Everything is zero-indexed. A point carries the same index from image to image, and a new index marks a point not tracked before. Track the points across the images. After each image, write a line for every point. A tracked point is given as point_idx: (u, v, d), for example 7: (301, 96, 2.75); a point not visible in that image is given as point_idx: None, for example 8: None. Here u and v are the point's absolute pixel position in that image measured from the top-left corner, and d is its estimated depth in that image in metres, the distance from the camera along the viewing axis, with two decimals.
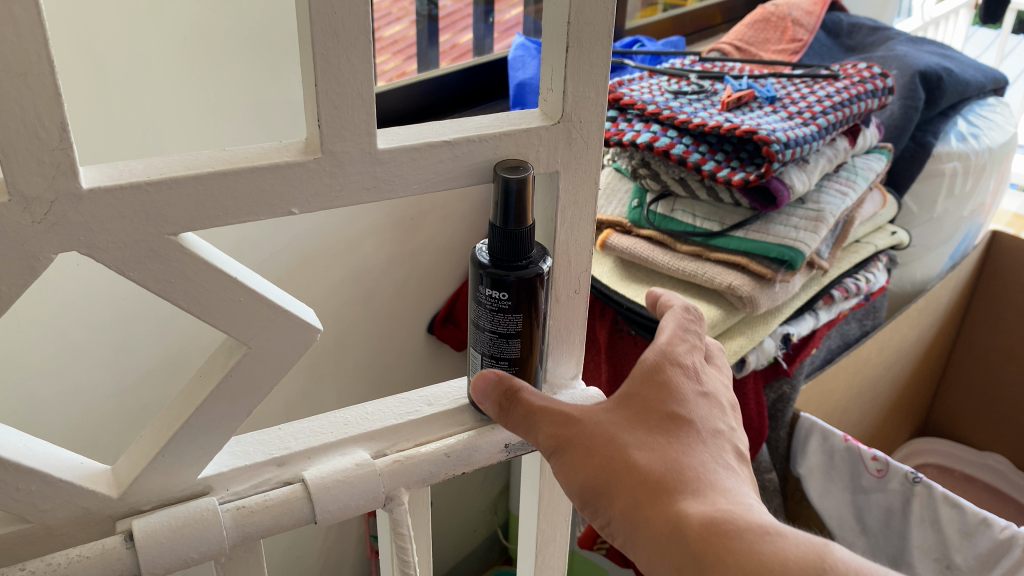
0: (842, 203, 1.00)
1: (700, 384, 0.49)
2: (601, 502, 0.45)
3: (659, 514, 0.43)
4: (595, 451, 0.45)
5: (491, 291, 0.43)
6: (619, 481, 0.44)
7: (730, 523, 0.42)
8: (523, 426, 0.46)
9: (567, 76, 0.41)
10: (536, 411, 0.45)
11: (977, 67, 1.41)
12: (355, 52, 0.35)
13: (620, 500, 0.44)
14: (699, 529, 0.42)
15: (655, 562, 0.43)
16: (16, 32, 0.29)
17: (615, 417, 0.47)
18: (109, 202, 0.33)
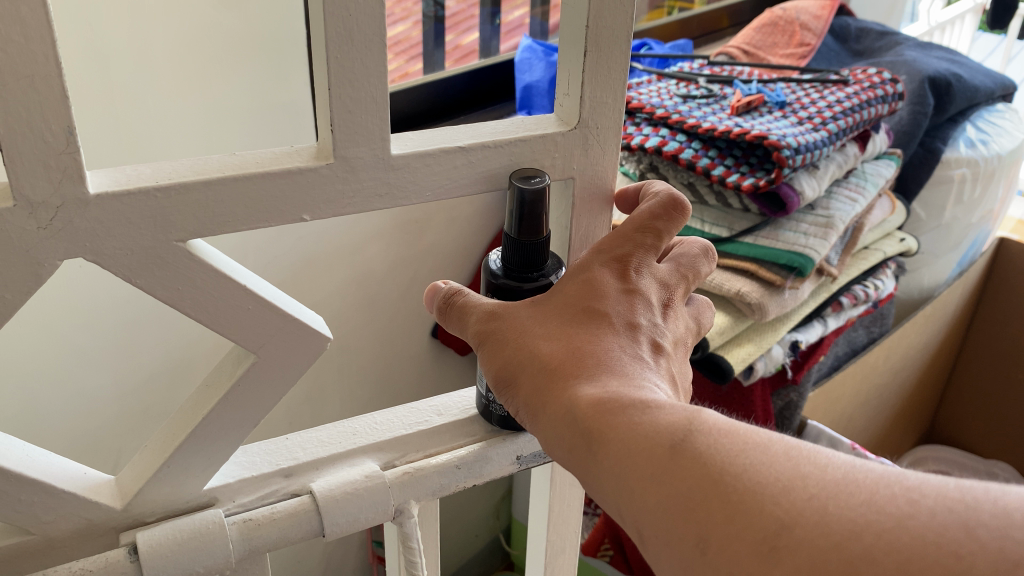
0: (853, 210, 0.99)
1: (632, 268, 0.41)
2: (503, 390, 0.40)
3: (556, 396, 0.37)
4: (504, 338, 0.39)
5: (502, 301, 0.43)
6: (518, 366, 0.39)
7: (618, 397, 0.35)
8: (458, 320, 0.41)
9: (584, 80, 0.40)
10: (466, 306, 0.41)
11: (986, 73, 1.40)
12: (370, 55, 0.34)
13: (521, 386, 0.39)
14: (584, 408, 0.35)
15: (551, 447, 0.37)
16: (22, 33, 0.28)
17: (534, 300, 0.40)
18: (117, 207, 0.32)
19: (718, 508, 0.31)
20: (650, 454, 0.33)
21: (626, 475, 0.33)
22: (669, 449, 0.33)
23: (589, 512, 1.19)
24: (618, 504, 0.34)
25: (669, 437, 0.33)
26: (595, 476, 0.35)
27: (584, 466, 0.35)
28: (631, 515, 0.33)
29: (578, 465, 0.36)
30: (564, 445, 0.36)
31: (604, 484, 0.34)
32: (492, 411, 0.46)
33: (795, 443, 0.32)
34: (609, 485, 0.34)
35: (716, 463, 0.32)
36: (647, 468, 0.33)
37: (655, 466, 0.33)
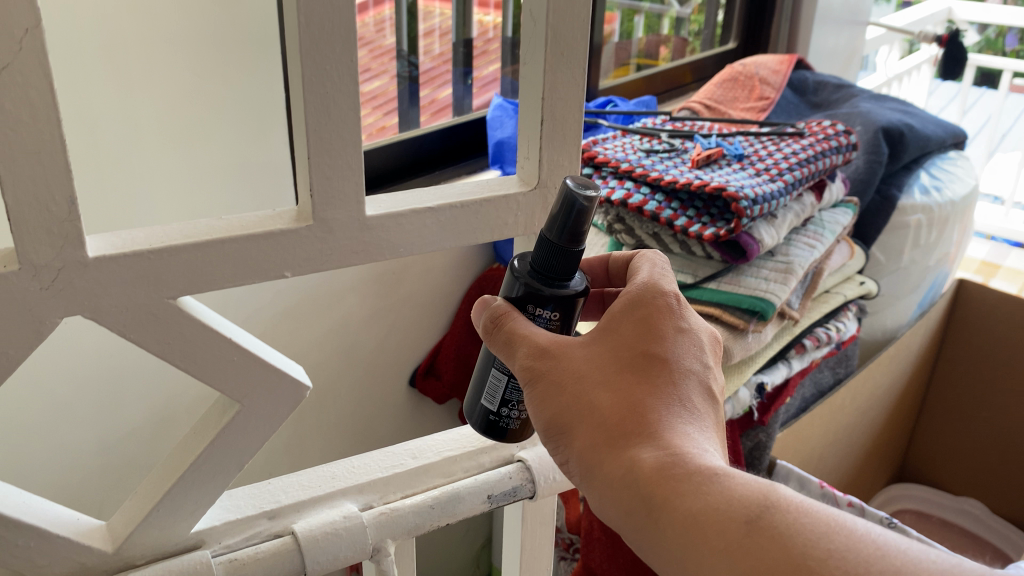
0: (811, 255, 1.03)
1: (688, 318, 0.42)
2: (555, 437, 0.40)
3: (622, 453, 0.38)
4: (563, 386, 0.40)
5: (536, 309, 0.43)
6: (577, 417, 0.39)
7: (688, 468, 0.36)
8: (504, 348, 0.42)
9: (542, 145, 0.45)
10: (514, 333, 0.41)
11: (937, 123, 1.47)
12: (345, 127, 0.38)
13: (578, 438, 0.39)
14: (653, 477, 0.36)
15: (610, 505, 0.38)
16: (32, 114, 0.31)
17: (586, 345, 0.41)
18: (113, 269, 0.35)
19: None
20: (726, 530, 0.34)
21: (697, 545, 0.34)
22: (745, 527, 0.34)
23: (566, 558, 1.09)
24: (681, 571, 0.35)
25: (745, 518, 0.34)
26: (661, 541, 0.36)
27: (647, 530, 0.36)
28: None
29: (640, 528, 0.37)
30: (625, 503, 0.37)
31: (671, 553, 0.35)
32: (494, 424, 0.46)
33: (873, 527, 0.33)
34: (676, 556, 0.35)
35: (793, 551, 0.33)
36: (724, 544, 0.34)
37: (730, 542, 0.34)
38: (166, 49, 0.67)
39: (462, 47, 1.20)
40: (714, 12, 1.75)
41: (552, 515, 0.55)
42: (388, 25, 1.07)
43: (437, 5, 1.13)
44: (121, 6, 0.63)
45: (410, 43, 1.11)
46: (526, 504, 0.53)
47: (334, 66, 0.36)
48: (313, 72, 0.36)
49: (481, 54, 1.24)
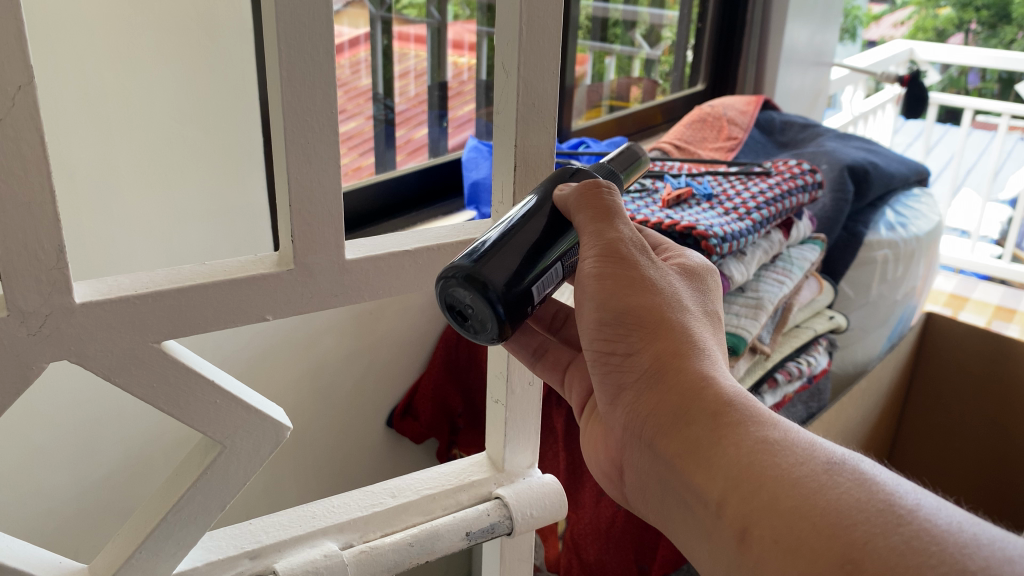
0: (780, 291, 1.05)
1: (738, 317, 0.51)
2: (625, 329, 0.45)
3: (696, 368, 0.44)
4: (644, 294, 0.45)
5: None
6: (660, 323, 0.45)
7: (756, 405, 0.42)
8: (595, 223, 0.46)
9: (515, 191, 0.48)
10: (610, 209, 0.46)
11: (901, 161, 1.51)
12: (326, 175, 0.39)
13: (655, 342, 0.45)
14: (726, 397, 0.42)
15: (669, 411, 0.43)
16: (23, 165, 0.32)
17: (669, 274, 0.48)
18: (100, 314, 0.36)
19: (840, 510, 0.37)
20: (791, 454, 0.39)
21: (764, 453, 0.40)
22: (817, 462, 0.39)
23: None
24: (733, 475, 0.40)
25: (810, 449, 0.40)
26: (716, 440, 0.41)
27: (702, 429, 0.42)
28: (744, 472, 0.40)
29: (697, 429, 0.42)
30: (692, 405, 0.43)
31: (726, 452, 0.41)
32: (523, 303, 0.44)
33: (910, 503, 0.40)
34: (733, 456, 0.40)
35: (864, 488, 0.37)
36: (786, 460, 0.39)
37: (796, 461, 0.39)
38: (147, 96, 0.68)
39: (437, 90, 1.23)
40: (682, 53, 1.80)
41: (531, 552, 0.56)
42: (364, 66, 1.10)
43: (411, 48, 1.17)
44: (103, 55, 0.64)
45: (386, 85, 1.14)
46: (504, 541, 0.54)
47: (315, 118, 0.38)
48: (295, 123, 0.37)
49: (455, 95, 1.27)
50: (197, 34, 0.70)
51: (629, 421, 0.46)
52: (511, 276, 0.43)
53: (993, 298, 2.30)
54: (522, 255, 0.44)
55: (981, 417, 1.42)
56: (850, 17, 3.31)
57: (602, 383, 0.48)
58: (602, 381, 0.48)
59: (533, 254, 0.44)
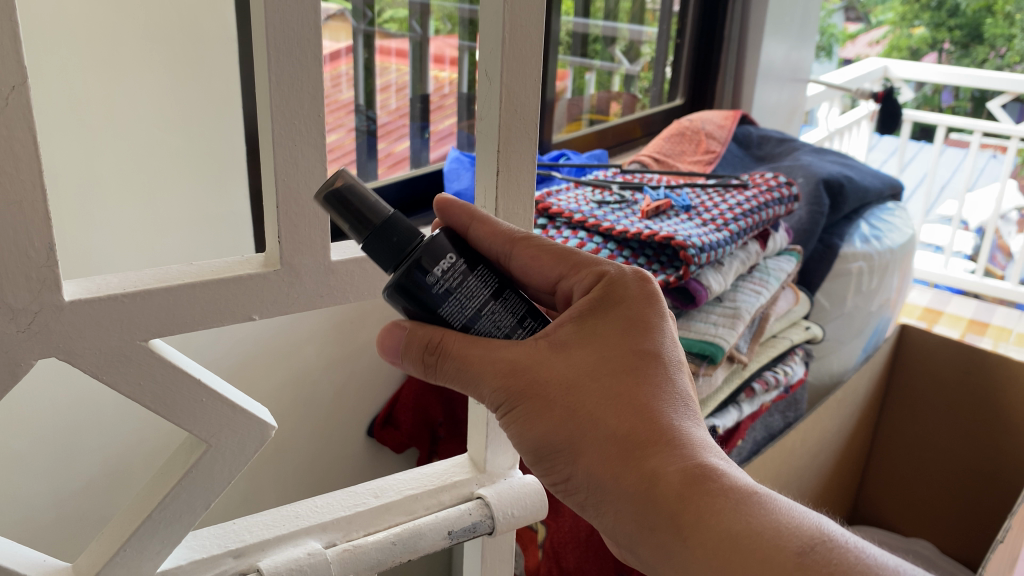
0: (757, 301, 1.07)
1: (657, 315, 0.45)
2: (552, 460, 0.44)
3: (635, 469, 0.42)
4: (551, 404, 0.43)
5: (443, 266, 0.42)
6: (579, 444, 0.43)
7: (715, 486, 0.41)
8: (473, 384, 0.43)
9: (498, 197, 0.49)
10: (469, 363, 0.42)
11: (875, 175, 1.54)
12: (312, 178, 0.40)
13: (582, 458, 0.43)
14: (682, 489, 0.41)
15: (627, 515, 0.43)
16: (15, 164, 0.33)
17: (556, 364, 0.43)
18: (88, 312, 0.37)
19: None
20: (764, 549, 0.40)
21: (723, 554, 0.40)
22: (787, 554, 0.39)
23: None
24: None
25: (780, 538, 0.40)
26: (683, 548, 0.41)
27: (663, 538, 0.42)
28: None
29: (658, 539, 0.42)
30: (647, 513, 0.42)
31: (689, 563, 0.41)
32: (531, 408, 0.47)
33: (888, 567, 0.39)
34: (702, 560, 0.40)
35: None
36: (753, 559, 0.40)
37: (766, 557, 0.39)
38: (131, 104, 0.68)
39: (419, 102, 1.24)
40: (661, 69, 1.83)
41: (511, 552, 0.57)
42: (344, 80, 1.11)
43: (393, 62, 1.18)
44: (88, 63, 0.65)
45: (367, 97, 1.15)
46: (485, 540, 0.55)
47: (302, 122, 0.39)
48: (283, 126, 0.38)
49: (436, 108, 1.28)
50: (182, 43, 0.71)
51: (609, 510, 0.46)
52: None
53: (967, 312, 2.34)
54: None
55: (958, 429, 1.41)
56: (825, 35, 3.37)
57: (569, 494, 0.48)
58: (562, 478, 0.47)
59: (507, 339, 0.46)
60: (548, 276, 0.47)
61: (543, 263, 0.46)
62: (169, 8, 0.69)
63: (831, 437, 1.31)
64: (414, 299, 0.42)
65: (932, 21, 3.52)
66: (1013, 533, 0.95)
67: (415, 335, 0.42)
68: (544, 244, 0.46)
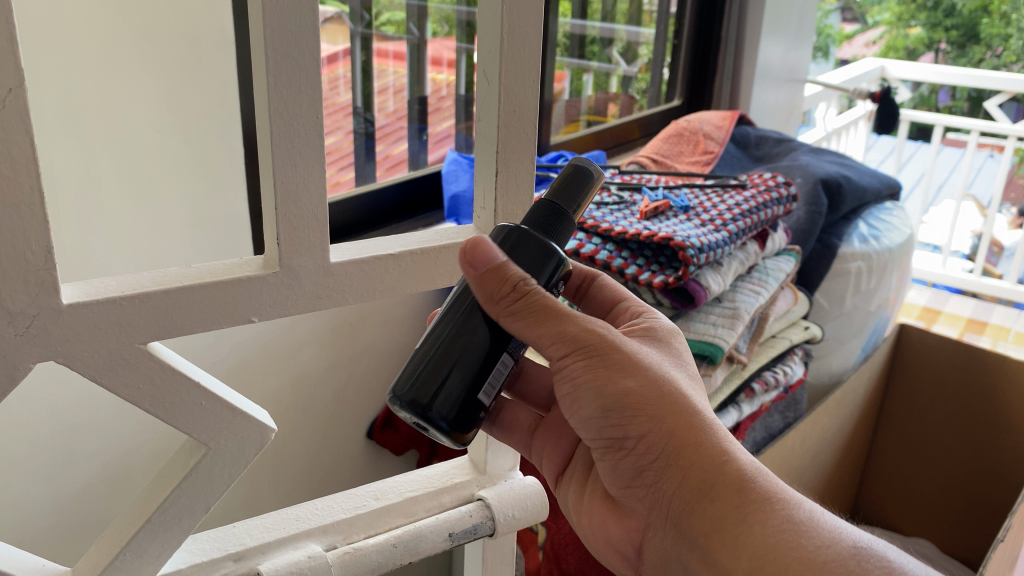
0: (756, 301, 1.07)
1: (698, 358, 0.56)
2: (623, 421, 0.49)
3: (710, 445, 0.48)
4: (641, 370, 0.49)
5: (557, 286, 0.49)
6: (665, 407, 0.49)
7: (772, 480, 0.48)
8: (552, 327, 0.46)
9: (497, 197, 0.49)
10: (557, 309, 0.46)
11: (873, 174, 1.54)
12: (311, 180, 0.40)
13: (666, 421, 0.48)
14: (747, 472, 0.48)
15: (685, 490, 0.48)
16: (13, 167, 0.32)
17: (645, 349, 0.50)
18: (86, 315, 0.37)
19: None
20: (819, 537, 0.46)
21: (791, 531, 0.45)
22: (842, 545, 0.45)
23: None
24: (758, 552, 0.46)
25: (833, 534, 0.46)
26: (743, 518, 0.46)
27: (726, 508, 0.47)
28: (770, 550, 0.45)
29: (720, 508, 0.47)
30: (715, 483, 0.47)
31: (751, 530, 0.46)
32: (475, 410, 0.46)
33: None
34: (762, 534, 0.46)
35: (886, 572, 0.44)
36: (808, 541, 0.45)
37: (822, 542, 0.45)
38: (127, 106, 0.68)
39: (416, 105, 1.24)
40: (658, 71, 1.83)
41: (511, 554, 0.57)
42: (343, 82, 1.11)
43: (390, 64, 1.18)
44: (85, 65, 0.64)
45: (365, 99, 1.15)
46: (486, 541, 0.55)
47: (301, 123, 0.39)
48: (281, 127, 0.38)
49: (434, 111, 1.28)
50: (179, 46, 0.71)
51: (652, 499, 0.51)
52: (457, 397, 0.45)
53: (965, 311, 2.34)
54: (463, 358, 0.45)
55: (957, 428, 1.41)
56: (823, 36, 3.37)
57: (609, 470, 0.52)
58: (608, 466, 0.52)
59: (493, 353, 0.46)
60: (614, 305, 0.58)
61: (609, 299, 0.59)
62: (166, 10, 0.69)
63: (831, 437, 1.31)
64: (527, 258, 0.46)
65: (928, 22, 3.52)
66: (1014, 531, 0.95)
67: (507, 272, 0.44)
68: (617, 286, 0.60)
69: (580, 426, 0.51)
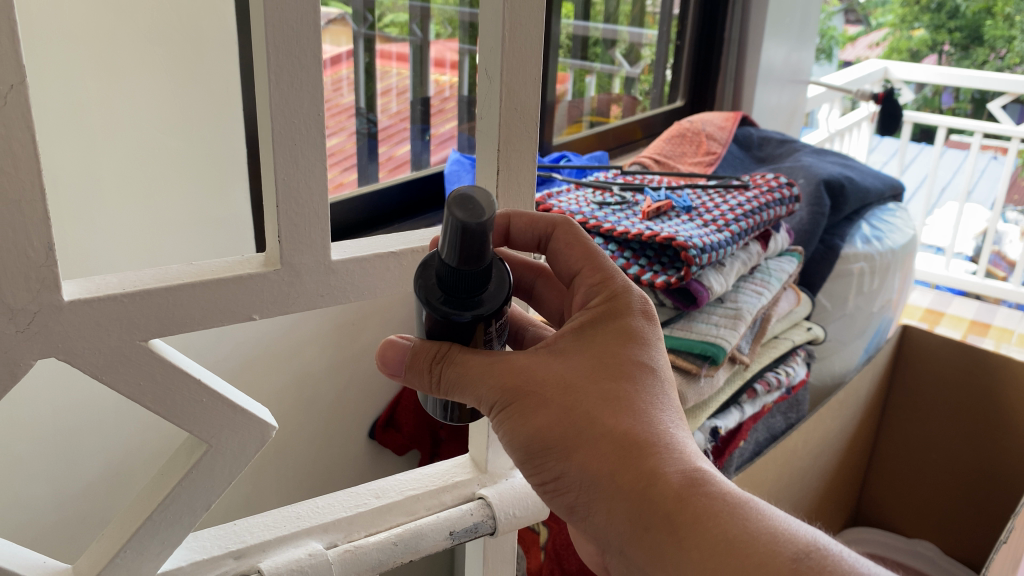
0: (759, 301, 1.07)
1: (651, 327, 0.46)
2: (540, 462, 0.44)
3: (631, 471, 0.42)
4: (547, 399, 0.43)
5: (496, 324, 0.43)
6: (573, 439, 0.42)
7: (712, 490, 0.41)
8: (460, 389, 0.43)
9: (499, 195, 0.49)
10: (467, 367, 0.43)
11: (876, 175, 1.54)
12: (312, 178, 0.40)
13: (576, 456, 0.43)
14: (678, 490, 0.41)
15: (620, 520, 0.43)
16: (14, 164, 0.32)
17: (555, 365, 0.44)
18: (87, 312, 0.37)
19: None
20: (760, 554, 0.40)
21: (723, 562, 0.40)
22: (782, 559, 0.39)
23: None
24: None
25: (775, 542, 0.40)
26: (675, 552, 0.41)
27: (658, 538, 0.41)
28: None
29: (653, 540, 0.41)
30: (643, 514, 0.41)
31: (686, 563, 0.40)
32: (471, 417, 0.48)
33: None
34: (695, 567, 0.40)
35: None
36: (750, 564, 0.39)
37: (762, 563, 0.39)
38: (129, 105, 0.68)
39: (419, 105, 1.25)
40: (661, 72, 1.83)
41: (512, 553, 0.57)
42: (346, 83, 1.11)
43: (393, 65, 1.18)
44: (86, 64, 0.65)
45: (369, 100, 1.15)
46: (487, 540, 0.55)
47: (303, 121, 0.39)
48: (283, 125, 0.38)
49: (437, 112, 1.28)
50: (181, 45, 0.71)
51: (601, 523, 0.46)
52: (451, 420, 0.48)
53: (968, 313, 2.34)
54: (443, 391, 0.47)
55: (959, 429, 1.41)
56: (826, 38, 3.37)
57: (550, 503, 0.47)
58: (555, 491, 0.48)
59: None
60: (570, 267, 0.49)
61: (573, 253, 0.49)
62: (167, 9, 0.69)
63: (833, 437, 1.31)
64: (447, 329, 0.43)
65: (931, 23, 3.52)
66: None
67: (417, 354, 0.43)
68: (580, 236, 0.49)
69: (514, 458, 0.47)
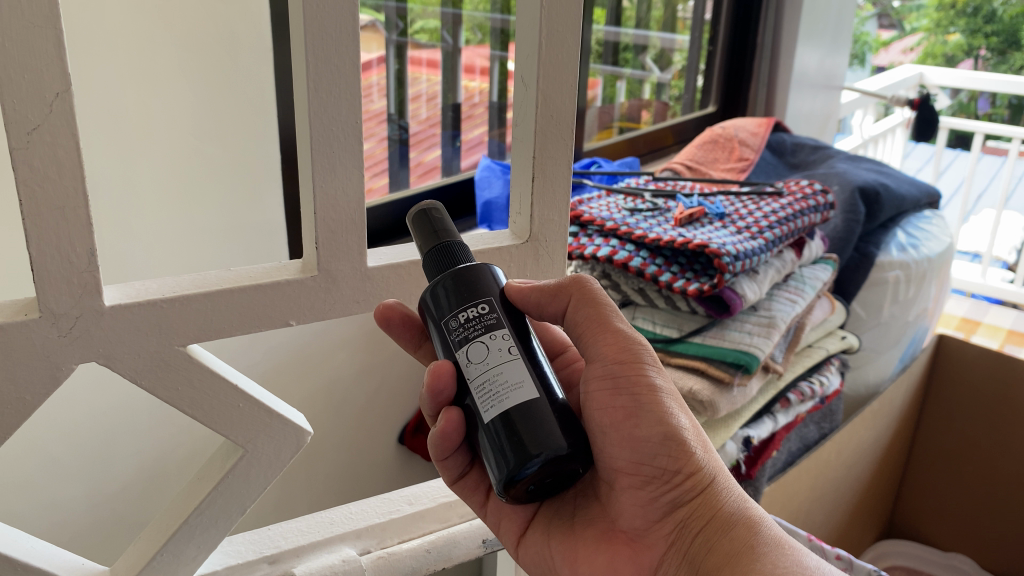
0: (792, 310, 1.06)
1: None
2: (676, 452, 0.47)
3: (735, 489, 0.48)
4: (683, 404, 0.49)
5: None
6: (703, 444, 0.48)
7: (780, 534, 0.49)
8: (614, 338, 0.47)
9: (533, 202, 0.49)
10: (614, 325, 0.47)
11: (912, 182, 1.51)
12: (350, 185, 0.40)
13: (703, 454, 0.48)
14: (768, 518, 0.48)
15: (718, 525, 0.47)
16: (58, 171, 0.33)
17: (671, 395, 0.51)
18: (127, 316, 0.37)
19: None
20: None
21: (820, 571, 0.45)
22: None
23: None
24: None
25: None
26: (758, 555, 0.45)
27: (761, 542, 0.46)
28: None
29: (757, 543, 0.46)
30: (743, 522, 0.47)
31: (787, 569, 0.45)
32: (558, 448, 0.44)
33: None
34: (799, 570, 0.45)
35: None
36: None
37: None
38: (167, 112, 0.69)
39: (450, 111, 1.25)
40: (693, 78, 1.82)
41: None
42: (377, 89, 1.12)
43: (423, 72, 1.18)
44: (126, 71, 0.65)
45: (399, 106, 1.16)
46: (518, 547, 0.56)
47: (340, 128, 0.39)
48: (320, 131, 0.38)
49: (466, 118, 1.28)
50: (218, 52, 0.72)
51: (675, 536, 0.48)
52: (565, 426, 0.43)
53: (1005, 322, 2.30)
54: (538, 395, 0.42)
55: (995, 437, 1.37)
56: (859, 44, 3.34)
57: (635, 503, 0.49)
58: (632, 501, 0.49)
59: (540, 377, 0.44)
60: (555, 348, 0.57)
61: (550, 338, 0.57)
62: (203, 15, 0.69)
63: (868, 448, 1.29)
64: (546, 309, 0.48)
65: (968, 27, 3.45)
66: None
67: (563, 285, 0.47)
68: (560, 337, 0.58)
69: (609, 455, 0.48)
